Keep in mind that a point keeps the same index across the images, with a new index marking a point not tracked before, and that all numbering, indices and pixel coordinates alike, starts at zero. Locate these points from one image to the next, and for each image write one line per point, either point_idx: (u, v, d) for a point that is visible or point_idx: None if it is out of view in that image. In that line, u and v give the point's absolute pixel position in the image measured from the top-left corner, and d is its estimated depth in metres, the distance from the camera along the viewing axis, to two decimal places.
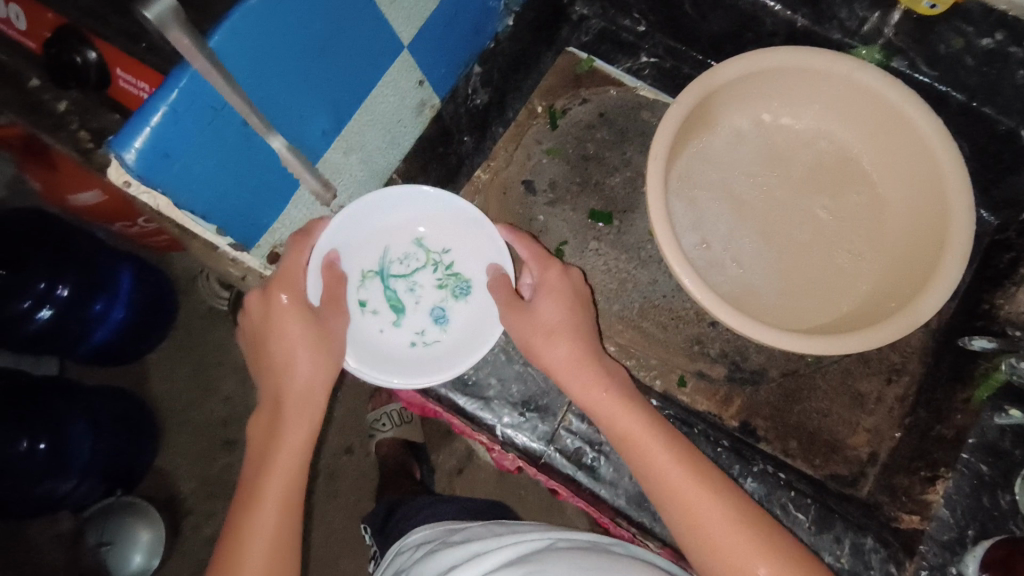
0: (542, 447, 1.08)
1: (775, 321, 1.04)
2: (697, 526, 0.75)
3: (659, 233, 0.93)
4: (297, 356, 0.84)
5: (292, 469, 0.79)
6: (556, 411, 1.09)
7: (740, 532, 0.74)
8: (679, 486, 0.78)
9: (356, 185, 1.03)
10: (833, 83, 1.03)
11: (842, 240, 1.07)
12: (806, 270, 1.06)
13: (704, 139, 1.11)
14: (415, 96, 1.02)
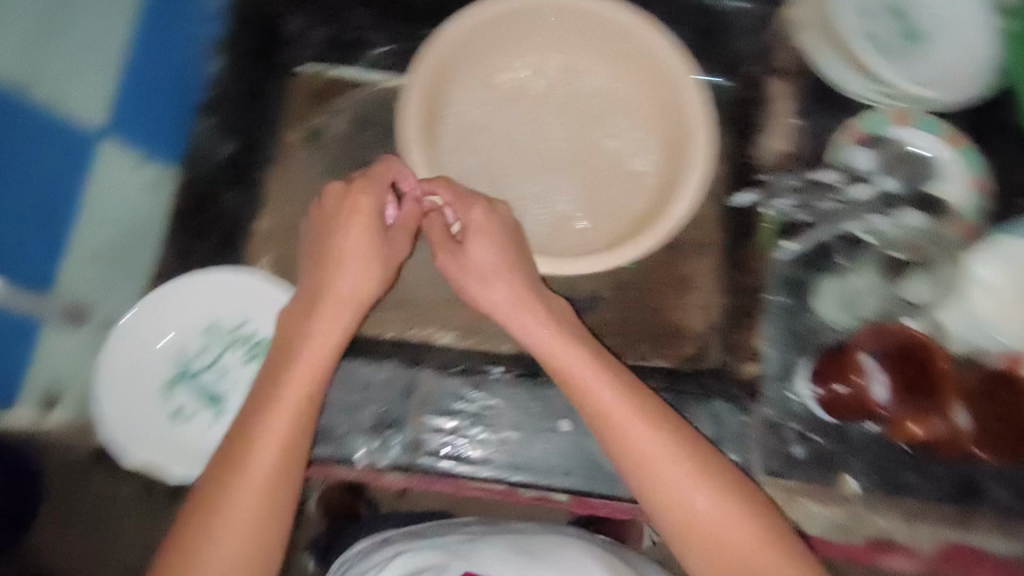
0: (407, 458, 1.04)
1: (585, 244, 1.13)
2: (641, 454, 0.80)
3: (475, 214, 0.93)
4: (309, 354, 0.84)
5: (262, 494, 0.75)
6: (410, 420, 1.06)
7: (672, 460, 0.79)
8: (613, 411, 0.82)
9: (103, 276, 1.07)
10: (567, 18, 1.11)
11: (628, 150, 1.16)
12: (604, 188, 1.15)
13: (455, 104, 1.15)
14: (142, 176, 1.12)
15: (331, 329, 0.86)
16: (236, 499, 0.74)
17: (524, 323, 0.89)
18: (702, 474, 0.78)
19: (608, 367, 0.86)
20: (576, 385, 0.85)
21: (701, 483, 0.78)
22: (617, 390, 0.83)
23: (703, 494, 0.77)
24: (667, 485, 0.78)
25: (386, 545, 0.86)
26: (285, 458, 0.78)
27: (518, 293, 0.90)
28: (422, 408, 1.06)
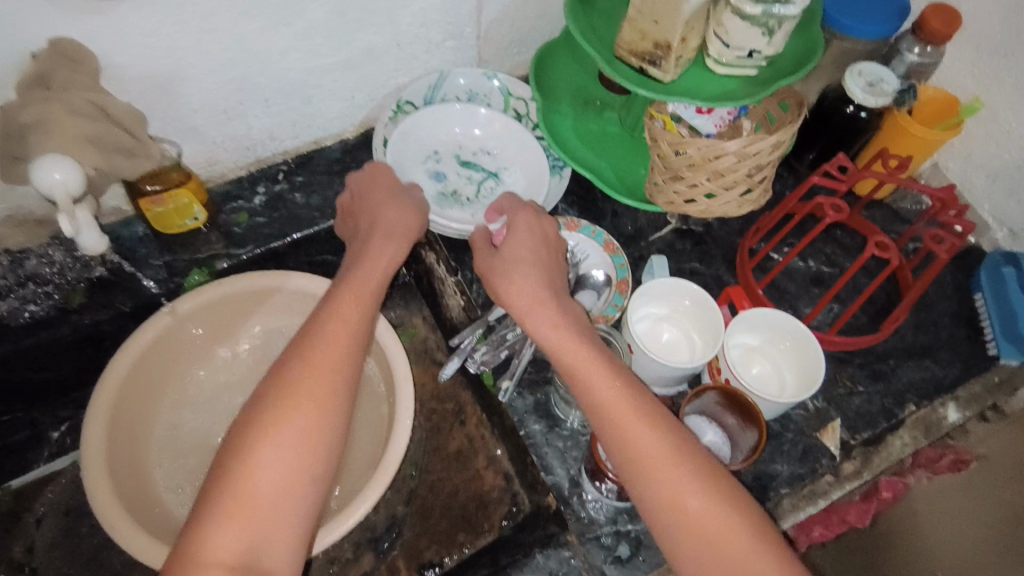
0: (399, 560, 0.85)
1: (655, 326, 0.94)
2: (660, 502, 0.58)
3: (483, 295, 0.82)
4: (295, 396, 0.60)
5: (253, 533, 0.55)
6: (407, 519, 0.88)
7: (717, 522, 0.57)
8: (645, 453, 0.59)
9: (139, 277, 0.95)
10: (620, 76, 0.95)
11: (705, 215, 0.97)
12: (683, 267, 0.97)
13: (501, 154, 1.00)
14: (206, 150, 0.88)
15: (309, 404, 0.60)
16: (219, 548, 0.53)
17: (586, 383, 0.64)
18: (739, 531, 0.56)
19: (661, 425, 0.61)
20: (614, 429, 0.61)
21: (750, 545, 0.56)
22: (646, 440, 0.60)
23: (746, 554, 0.56)
24: (714, 545, 0.56)
25: None
26: (281, 513, 0.56)
27: (561, 338, 0.67)
28: (419, 507, 0.88)
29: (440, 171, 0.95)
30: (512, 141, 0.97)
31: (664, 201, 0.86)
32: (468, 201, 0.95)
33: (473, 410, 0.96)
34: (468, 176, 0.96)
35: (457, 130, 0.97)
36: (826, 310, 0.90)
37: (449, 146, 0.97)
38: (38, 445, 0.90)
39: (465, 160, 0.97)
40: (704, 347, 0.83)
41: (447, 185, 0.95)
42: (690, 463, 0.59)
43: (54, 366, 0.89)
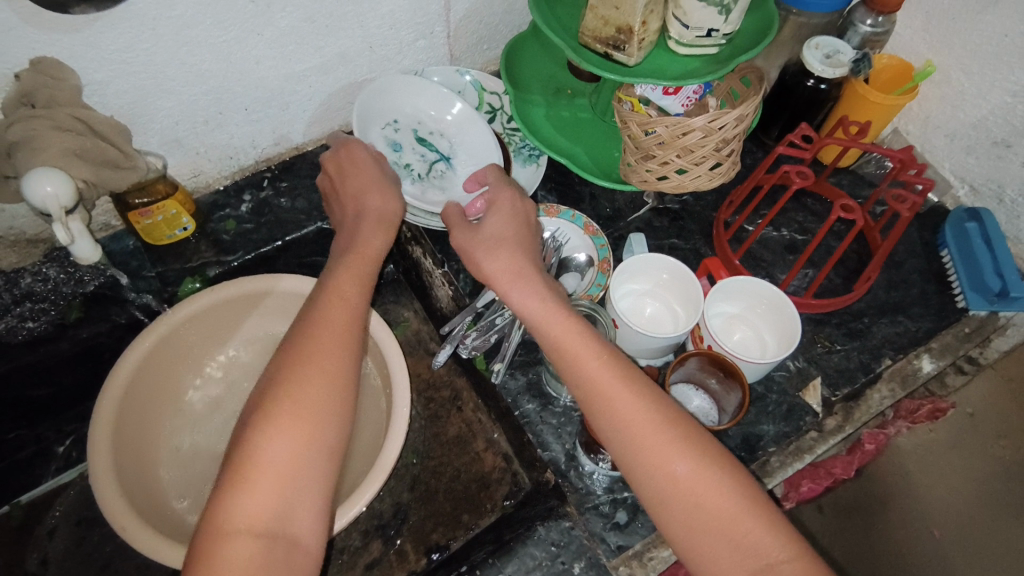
0: (406, 544, 0.87)
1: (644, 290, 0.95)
2: (650, 463, 0.60)
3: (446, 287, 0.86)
4: (303, 378, 0.62)
5: (268, 509, 0.56)
6: (412, 503, 0.90)
7: (704, 478, 0.58)
8: (635, 420, 0.61)
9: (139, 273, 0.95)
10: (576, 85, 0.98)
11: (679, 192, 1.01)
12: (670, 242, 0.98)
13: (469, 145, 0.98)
14: (190, 162, 0.90)
15: (316, 386, 0.62)
16: (237, 527, 0.54)
17: (577, 356, 0.66)
18: (726, 486, 0.58)
19: (648, 390, 0.63)
20: (604, 398, 0.63)
21: (735, 498, 0.58)
22: (634, 407, 0.62)
23: (734, 507, 0.57)
24: (704, 501, 0.57)
25: None
26: (294, 492, 0.57)
27: (551, 316, 0.69)
28: (423, 491, 0.91)
29: (397, 144, 0.96)
30: (472, 127, 0.95)
31: (638, 180, 0.89)
32: (416, 178, 0.96)
33: (470, 397, 0.99)
34: (423, 154, 0.97)
35: (422, 104, 0.97)
36: (802, 274, 0.94)
37: (411, 118, 0.97)
38: (46, 459, 0.91)
39: (423, 137, 0.97)
40: (686, 319, 0.85)
41: (401, 159, 0.95)
42: (677, 428, 0.61)
43: (54, 382, 0.91)
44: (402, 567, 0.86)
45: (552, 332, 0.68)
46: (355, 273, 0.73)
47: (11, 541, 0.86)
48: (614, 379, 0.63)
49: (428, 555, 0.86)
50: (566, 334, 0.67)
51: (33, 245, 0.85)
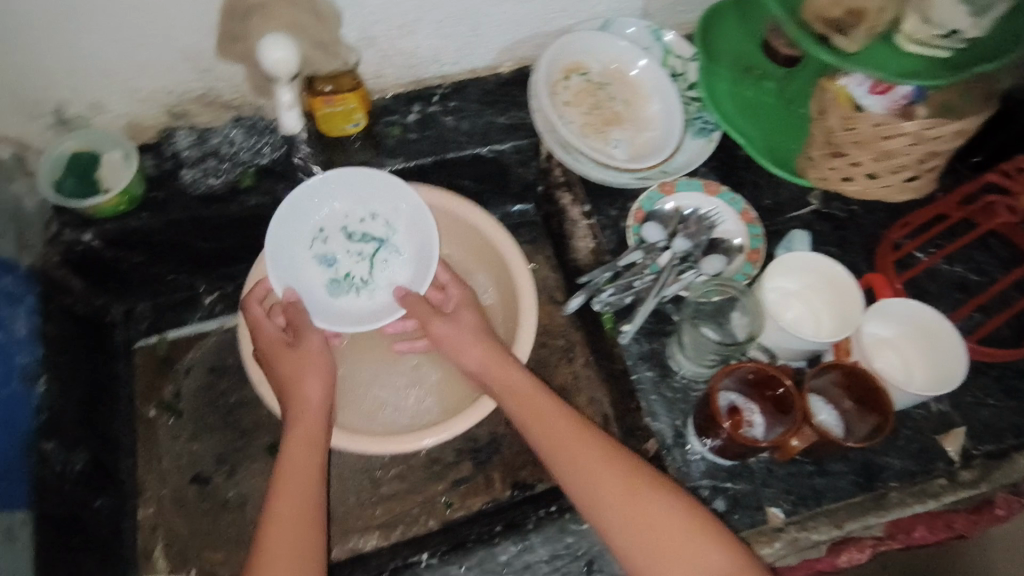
0: (492, 472, 0.91)
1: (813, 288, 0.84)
2: (627, 536, 0.60)
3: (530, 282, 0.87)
4: (297, 427, 0.72)
5: (298, 508, 0.64)
6: (505, 437, 0.93)
7: (671, 537, 0.59)
8: (650, 530, 0.60)
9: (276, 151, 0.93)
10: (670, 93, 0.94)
11: (853, 201, 0.94)
12: (830, 251, 0.92)
13: (639, 108, 0.95)
14: (376, 63, 0.92)
15: (318, 378, 0.76)
16: (275, 522, 0.63)
17: (552, 441, 0.68)
18: (696, 538, 0.59)
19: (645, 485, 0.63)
20: (572, 481, 0.65)
21: (707, 552, 0.58)
22: (600, 479, 0.63)
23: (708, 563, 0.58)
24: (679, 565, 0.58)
25: (472, 546, 0.75)
26: (314, 497, 0.66)
27: (522, 403, 0.72)
28: (517, 430, 0.94)
29: (330, 254, 0.88)
30: (653, 85, 0.95)
31: (816, 176, 0.85)
32: (362, 283, 0.88)
33: (581, 351, 1.04)
34: (358, 251, 0.88)
35: (338, 201, 0.87)
36: (969, 317, 0.87)
37: (332, 218, 0.88)
38: (192, 307, 1.02)
39: (352, 232, 0.88)
40: (835, 328, 0.81)
41: (339, 269, 0.87)
42: (645, 488, 0.62)
43: (218, 240, 0.96)
44: (486, 492, 0.90)
45: (522, 416, 0.71)
46: (304, 375, 0.75)
47: (156, 371, 0.97)
48: (580, 454, 0.65)
49: (513, 488, 0.90)
50: (536, 422, 0.69)
51: (226, 110, 0.91)
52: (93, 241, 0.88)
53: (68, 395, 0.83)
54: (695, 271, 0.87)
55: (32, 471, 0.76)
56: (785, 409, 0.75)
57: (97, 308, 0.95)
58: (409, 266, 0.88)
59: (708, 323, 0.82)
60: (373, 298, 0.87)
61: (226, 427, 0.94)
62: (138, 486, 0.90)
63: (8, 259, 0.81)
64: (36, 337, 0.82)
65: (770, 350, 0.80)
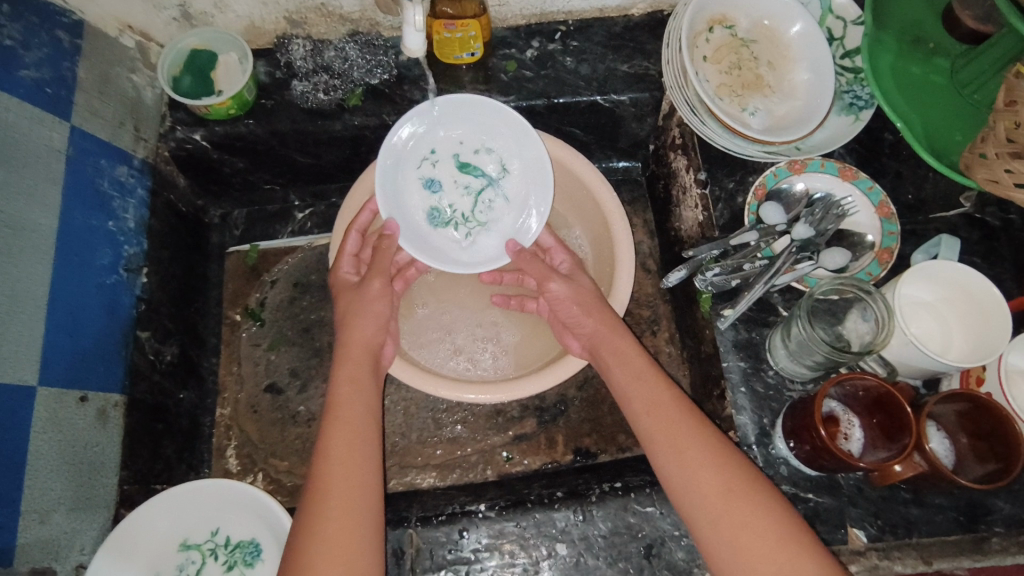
0: (557, 434, 0.89)
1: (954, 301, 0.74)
2: (714, 531, 0.58)
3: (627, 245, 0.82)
4: (348, 371, 0.70)
5: (354, 449, 0.63)
6: (575, 401, 0.90)
7: (763, 541, 0.55)
8: (729, 530, 0.57)
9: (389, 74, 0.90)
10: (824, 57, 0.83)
11: (1012, 209, 0.83)
12: (973, 262, 0.81)
13: (784, 73, 0.85)
14: None
15: (378, 321, 0.75)
16: (334, 459, 0.62)
17: (653, 423, 0.65)
18: (789, 547, 0.54)
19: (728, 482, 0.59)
20: (666, 466, 0.62)
21: (802, 565, 0.54)
22: (695, 470, 0.60)
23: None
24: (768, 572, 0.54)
25: (530, 507, 0.73)
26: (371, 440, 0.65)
27: (630, 380, 0.70)
28: (588, 396, 0.91)
29: (435, 180, 0.84)
30: (804, 45, 0.84)
31: (984, 176, 0.70)
32: (462, 219, 0.84)
33: (667, 326, 0.99)
34: (465, 183, 0.84)
35: (458, 126, 0.84)
36: None
37: (448, 142, 0.84)
38: (284, 220, 1.03)
39: (463, 162, 0.84)
40: (967, 353, 0.72)
41: (441, 200, 0.84)
42: (745, 488, 0.58)
43: (317, 155, 0.95)
44: (547, 453, 0.88)
45: (620, 392, 0.69)
46: (368, 318, 0.74)
47: (244, 278, 1.00)
48: (680, 440, 0.62)
49: (574, 454, 0.88)
50: (640, 401, 0.67)
51: (342, 23, 0.88)
52: (203, 141, 0.88)
53: (165, 289, 0.86)
54: (814, 263, 0.76)
55: (128, 356, 0.79)
56: (894, 434, 0.67)
57: (198, 208, 0.97)
58: (514, 211, 0.84)
59: (822, 322, 0.75)
60: (469, 239, 0.83)
61: (305, 343, 0.96)
62: (217, 386, 0.94)
63: (124, 149, 0.82)
64: (143, 229, 0.84)
65: (887, 363, 0.72)
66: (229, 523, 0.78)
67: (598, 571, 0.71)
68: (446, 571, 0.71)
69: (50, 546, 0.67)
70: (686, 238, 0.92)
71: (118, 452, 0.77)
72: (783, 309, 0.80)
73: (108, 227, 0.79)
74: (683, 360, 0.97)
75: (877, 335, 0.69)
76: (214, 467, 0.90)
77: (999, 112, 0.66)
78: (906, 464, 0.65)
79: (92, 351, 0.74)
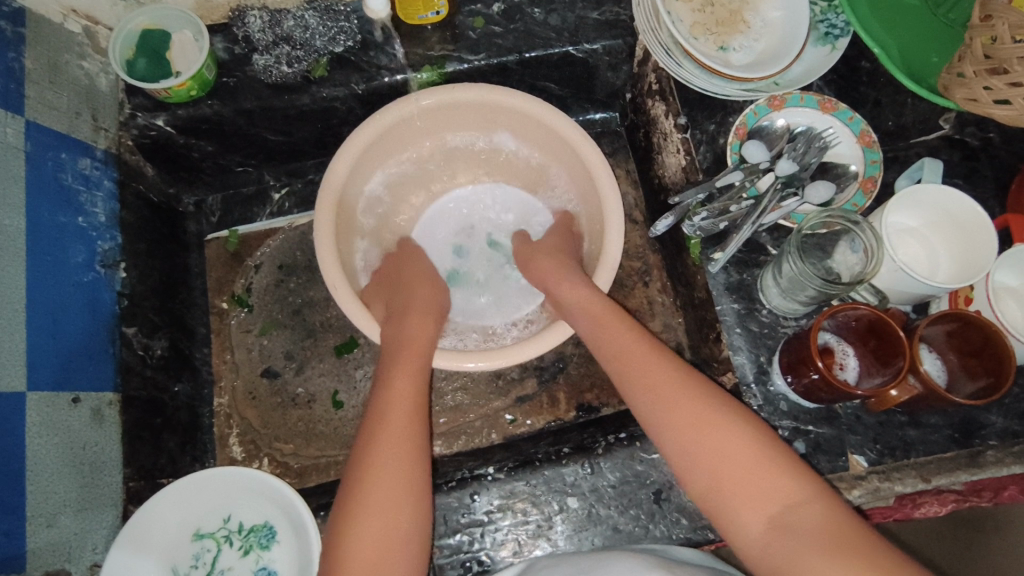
0: (556, 393, 0.90)
1: (940, 226, 0.74)
2: (693, 463, 0.58)
3: (609, 199, 0.81)
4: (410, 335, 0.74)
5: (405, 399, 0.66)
6: (572, 358, 0.91)
7: (742, 466, 0.56)
8: (707, 444, 0.58)
9: (352, 38, 0.86)
10: None
11: (992, 127, 0.83)
12: (957, 185, 0.81)
13: (758, 8, 0.84)
14: None
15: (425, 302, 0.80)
16: (383, 433, 0.63)
17: (628, 368, 0.66)
18: (762, 455, 0.56)
19: (711, 397, 0.61)
20: (645, 408, 0.63)
21: (780, 485, 0.54)
22: (672, 409, 0.61)
23: (779, 495, 0.54)
24: (743, 482, 0.55)
25: (539, 465, 0.74)
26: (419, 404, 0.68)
27: (604, 334, 0.71)
28: (583, 353, 0.91)
29: (464, 248, 0.94)
30: None
31: (962, 96, 0.69)
32: (474, 283, 0.93)
33: (658, 275, 0.99)
34: (492, 259, 0.94)
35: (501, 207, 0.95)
36: None
37: (483, 220, 0.96)
38: (262, 202, 1.01)
39: (495, 243, 0.95)
40: (954, 275, 0.73)
41: (462, 262, 0.94)
42: (721, 419, 0.59)
43: (288, 132, 0.92)
44: (550, 411, 0.89)
45: (597, 334, 0.71)
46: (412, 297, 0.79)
47: (227, 264, 0.97)
48: (660, 382, 0.63)
49: (577, 410, 0.89)
50: (617, 351, 0.69)
51: None
52: (166, 127, 0.85)
53: (146, 283, 0.84)
54: (800, 198, 0.76)
55: (117, 353, 0.78)
56: (888, 358, 0.69)
57: (170, 197, 0.94)
58: (511, 299, 0.91)
59: (812, 258, 0.75)
60: (476, 302, 0.91)
61: (295, 324, 0.95)
62: (212, 376, 0.92)
63: (85, 141, 0.79)
64: (115, 223, 0.81)
65: (879, 292, 0.73)
66: (239, 509, 0.78)
67: (611, 520, 0.72)
68: (461, 534, 0.72)
69: (61, 549, 0.67)
70: (670, 185, 0.91)
71: (118, 450, 0.76)
72: (772, 248, 0.80)
73: (78, 223, 0.76)
74: (677, 308, 0.97)
75: (866, 266, 0.70)
76: (218, 457, 0.90)
77: (975, 29, 0.66)
78: (902, 387, 0.66)
79: (78, 350, 0.72)
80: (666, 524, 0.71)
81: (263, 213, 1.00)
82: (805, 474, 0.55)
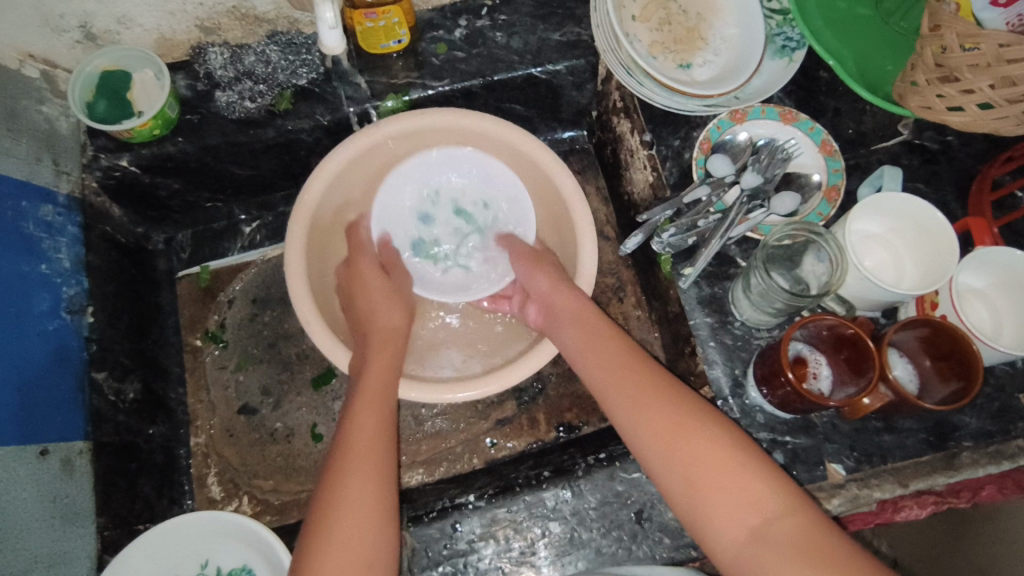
0: (536, 414, 0.89)
1: (904, 232, 0.75)
2: (671, 471, 0.56)
3: (582, 223, 0.81)
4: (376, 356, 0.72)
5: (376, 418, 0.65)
6: (550, 378, 0.91)
7: (719, 473, 0.54)
8: (687, 453, 0.56)
9: (314, 70, 0.86)
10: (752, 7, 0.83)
11: (950, 132, 0.84)
12: (919, 189, 0.83)
13: (716, 26, 0.85)
14: None
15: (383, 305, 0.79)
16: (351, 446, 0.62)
17: (606, 376, 0.65)
18: (737, 463, 0.54)
19: (688, 403, 0.59)
20: (621, 418, 0.62)
21: (760, 495, 0.52)
22: (647, 418, 0.59)
23: (760, 506, 0.52)
24: (722, 491, 0.53)
25: (519, 490, 0.74)
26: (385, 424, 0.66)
27: (580, 342, 0.70)
28: (560, 373, 0.91)
29: (429, 214, 0.91)
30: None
31: (917, 104, 0.70)
32: (444, 256, 0.90)
33: (633, 290, 1.00)
34: (456, 226, 0.91)
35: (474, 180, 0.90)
36: None
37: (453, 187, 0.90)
38: (233, 236, 1.00)
39: (460, 207, 0.91)
40: (919, 280, 0.74)
41: (430, 232, 0.91)
42: (695, 427, 0.57)
43: (256, 166, 0.92)
44: (531, 433, 0.89)
45: (575, 346, 0.70)
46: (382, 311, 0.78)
47: (199, 301, 0.97)
48: (636, 389, 0.62)
49: (558, 429, 0.89)
50: (593, 359, 0.68)
51: (258, 24, 0.84)
52: (131, 167, 0.84)
53: (116, 326, 0.83)
54: (766, 211, 0.78)
55: (87, 400, 0.77)
56: (860, 367, 0.69)
57: (139, 236, 0.94)
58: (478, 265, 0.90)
59: (780, 268, 0.75)
60: (443, 276, 0.90)
61: (270, 358, 0.94)
62: (188, 415, 0.91)
63: (46, 186, 0.78)
64: (81, 267, 0.81)
65: (846, 303, 0.74)
66: (217, 554, 0.79)
67: (593, 542, 0.72)
68: (444, 566, 0.71)
69: None
70: (640, 201, 0.92)
71: (90, 499, 0.75)
72: (741, 260, 0.81)
73: (41, 271, 0.75)
74: (653, 322, 0.98)
75: (833, 275, 0.71)
76: (197, 498, 0.88)
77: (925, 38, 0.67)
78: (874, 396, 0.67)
79: (43, 400, 0.71)
80: (649, 544, 0.71)
81: (235, 248, 0.99)
82: (785, 482, 0.53)
